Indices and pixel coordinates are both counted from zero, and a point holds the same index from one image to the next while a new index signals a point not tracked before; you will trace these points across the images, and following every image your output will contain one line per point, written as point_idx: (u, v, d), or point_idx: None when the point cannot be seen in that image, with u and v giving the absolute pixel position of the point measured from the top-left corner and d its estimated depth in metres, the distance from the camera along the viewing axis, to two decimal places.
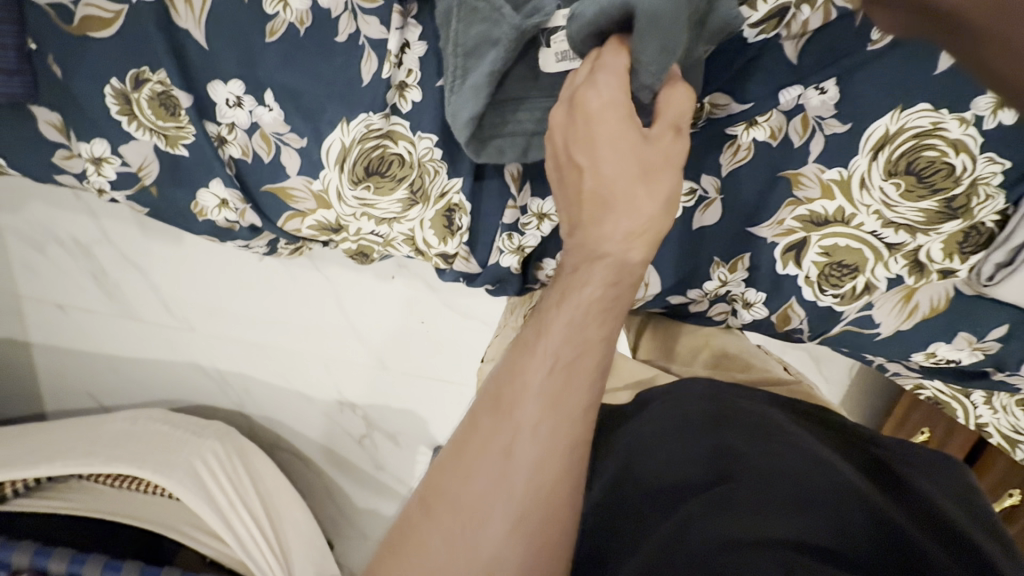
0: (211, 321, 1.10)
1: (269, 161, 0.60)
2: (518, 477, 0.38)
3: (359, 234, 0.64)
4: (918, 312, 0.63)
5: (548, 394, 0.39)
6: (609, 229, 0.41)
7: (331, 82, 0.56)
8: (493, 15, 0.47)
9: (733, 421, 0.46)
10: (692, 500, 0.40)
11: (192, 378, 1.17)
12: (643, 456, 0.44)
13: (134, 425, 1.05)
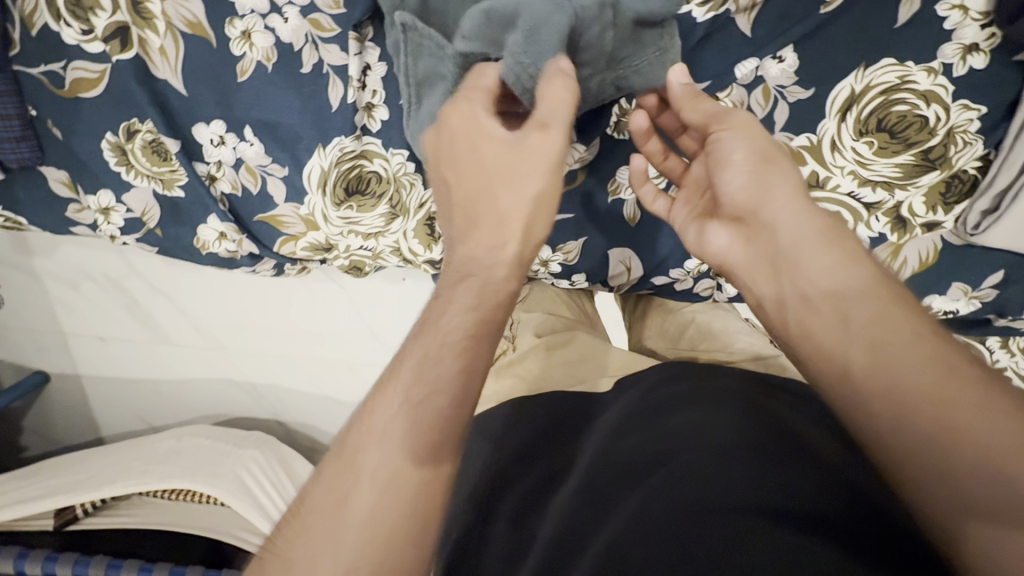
0: (238, 339, 1.16)
1: (257, 192, 0.64)
2: (349, 530, 0.34)
3: (349, 251, 0.67)
4: (907, 267, 0.62)
5: (398, 426, 0.36)
6: (476, 248, 0.42)
7: (303, 112, 0.59)
8: (435, 50, 0.49)
9: (705, 394, 0.48)
10: (662, 473, 0.42)
11: (230, 393, 1.25)
12: (620, 438, 0.47)
13: (180, 442, 1.14)
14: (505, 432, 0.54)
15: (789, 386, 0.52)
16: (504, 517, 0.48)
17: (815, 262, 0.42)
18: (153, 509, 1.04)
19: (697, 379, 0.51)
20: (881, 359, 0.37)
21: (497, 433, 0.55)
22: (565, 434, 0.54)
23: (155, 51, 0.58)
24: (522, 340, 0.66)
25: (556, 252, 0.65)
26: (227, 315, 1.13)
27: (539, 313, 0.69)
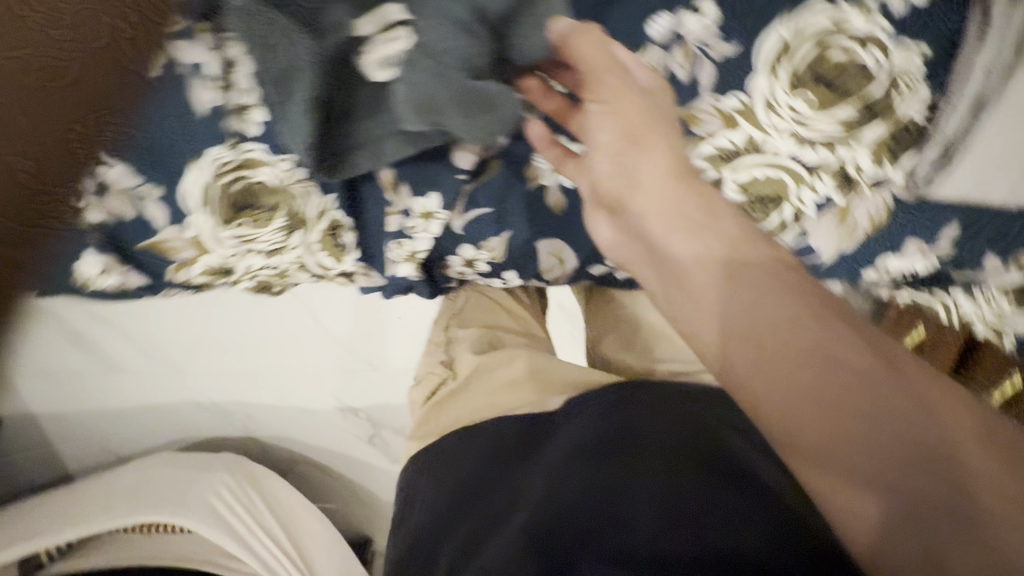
0: (187, 360, 1.04)
1: (134, 218, 0.56)
2: None
3: (251, 272, 0.60)
4: (859, 229, 0.58)
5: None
6: None
7: (166, 122, 0.51)
8: (284, 41, 0.42)
9: (657, 428, 0.47)
10: (624, 526, 0.40)
11: (194, 415, 1.17)
12: (581, 478, 0.44)
13: (138, 471, 1.03)
14: (445, 471, 0.50)
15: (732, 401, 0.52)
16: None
17: (679, 244, 0.42)
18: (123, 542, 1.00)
19: (644, 405, 0.49)
20: (805, 351, 0.34)
21: (441, 471, 0.51)
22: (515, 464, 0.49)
23: None
24: (460, 366, 0.61)
25: (481, 250, 0.58)
26: (161, 338, 0.99)
27: (474, 327, 0.64)
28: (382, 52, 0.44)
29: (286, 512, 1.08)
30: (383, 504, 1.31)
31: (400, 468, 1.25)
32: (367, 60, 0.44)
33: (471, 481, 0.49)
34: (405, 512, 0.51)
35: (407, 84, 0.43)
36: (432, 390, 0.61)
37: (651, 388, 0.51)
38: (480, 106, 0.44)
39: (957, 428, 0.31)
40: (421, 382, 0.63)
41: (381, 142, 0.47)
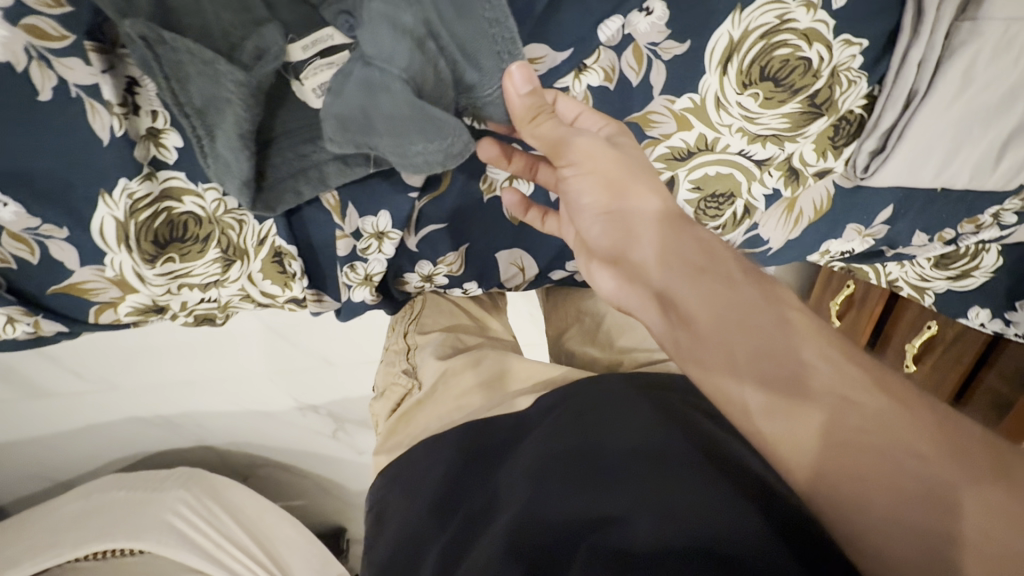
0: (128, 373, 0.96)
1: (39, 261, 0.49)
2: None
3: (188, 307, 0.55)
4: (804, 218, 0.60)
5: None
6: None
7: (62, 154, 0.44)
8: (208, 70, 0.38)
9: (632, 421, 0.44)
10: (593, 539, 0.37)
11: (140, 431, 1.08)
12: (549, 486, 0.40)
13: (87, 500, 0.96)
14: (417, 487, 0.46)
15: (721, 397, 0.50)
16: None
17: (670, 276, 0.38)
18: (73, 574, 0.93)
19: (627, 397, 0.47)
20: (771, 381, 0.34)
21: (416, 484, 0.46)
22: (485, 471, 0.45)
23: None
24: (427, 376, 0.55)
25: (438, 264, 0.56)
26: (95, 355, 0.91)
27: (437, 332, 0.59)
28: (320, 78, 0.42)
29: (254, 522, 1.04)
30: (353, 495, 1.29)
31: (368, 461, 1.23)
32: (304, 86, 0.42)
33: (444, 495, 0.44)
34: (381, 532, 0.46)
35: (335, 95, 0.40)
36: (394, 405, 0.56)
37: (634, 378, 0.50)
38: (421, 129, 0.40)
39: (953, 465, 0.30)
40: (384, 397, 0.57)
41: (328, 171, 0.46)
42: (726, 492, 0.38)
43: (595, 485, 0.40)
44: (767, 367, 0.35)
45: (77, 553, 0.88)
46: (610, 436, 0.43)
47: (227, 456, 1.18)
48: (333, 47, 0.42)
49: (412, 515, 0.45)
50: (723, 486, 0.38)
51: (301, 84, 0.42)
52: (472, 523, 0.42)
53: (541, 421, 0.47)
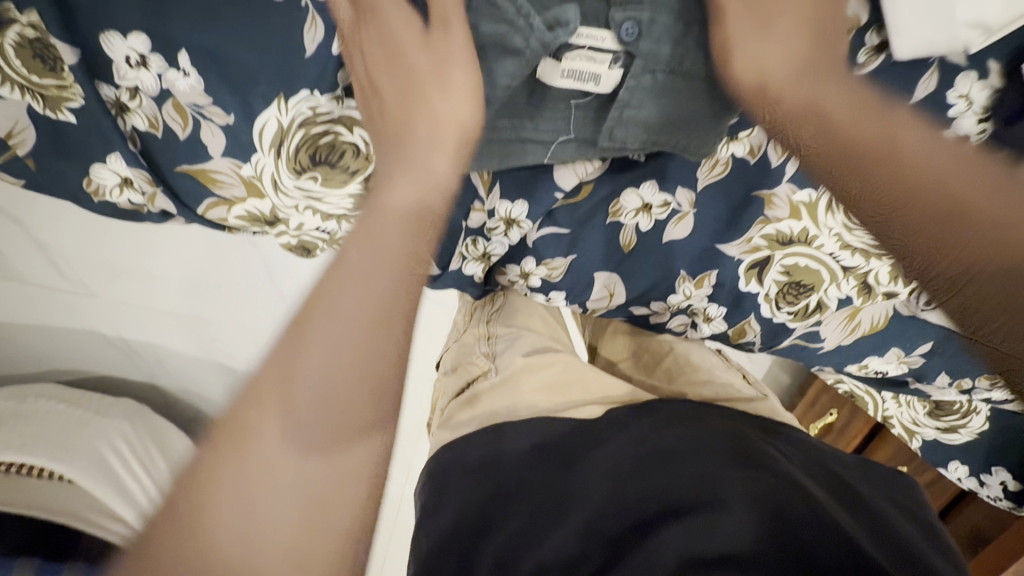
0: (114, 286, 0.96)
1: (186, 138, 0.49)
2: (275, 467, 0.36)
3: (300, 230, 0.57)
4: (859, 329, 0.66)
5: (340, 359, 0.37)
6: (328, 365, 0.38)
7: (266, 48, 0.46)
8: (517, 20, 0.44)
9: (702, 437, 0.49)
10: (677, 518, 0.41)
11: (92, 345, 1.06)
12: (624, 478, 0.45)
13: (20, 403, 0.91)
14: (494, 460, 0.49)
15: (777, 432, 0.55)
16: (482, 565, 0.42)
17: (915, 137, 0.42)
18: None
19: (698, 417, 0.53)
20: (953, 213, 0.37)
21: (481, 464, 0.49)
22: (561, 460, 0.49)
23: None
24: (503, 362, 0.60)
25: (540, 265, 0.59)
26: (94, 259, 0.90)
27: (519, 329, 0.64)
28: (574, 64, 0.47)
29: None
30: None
31: None
32: (558, 66, 0.47)
33: (519, 473, 0.48)
34: (439, 502, 0.48)
35: (635, 109, 0.49)
36: (465, 383, 0.60)
37: (708, 407, 0.56)
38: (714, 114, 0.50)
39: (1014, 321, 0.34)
40: (457, 373, 0.62)
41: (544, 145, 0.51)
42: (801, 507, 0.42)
43: (677, 477, 0.45)
44: (879, 171, 0.41)
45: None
46: (691, 439, 0.48)
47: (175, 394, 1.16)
48: (602, 46, 0.46)
49: (480, 493, 0.47)
50: (800, 502, 0.43)
51: (555, 61, 0.47)
52: (550, 504, 0.45)
53: (623, 430, 0.51)
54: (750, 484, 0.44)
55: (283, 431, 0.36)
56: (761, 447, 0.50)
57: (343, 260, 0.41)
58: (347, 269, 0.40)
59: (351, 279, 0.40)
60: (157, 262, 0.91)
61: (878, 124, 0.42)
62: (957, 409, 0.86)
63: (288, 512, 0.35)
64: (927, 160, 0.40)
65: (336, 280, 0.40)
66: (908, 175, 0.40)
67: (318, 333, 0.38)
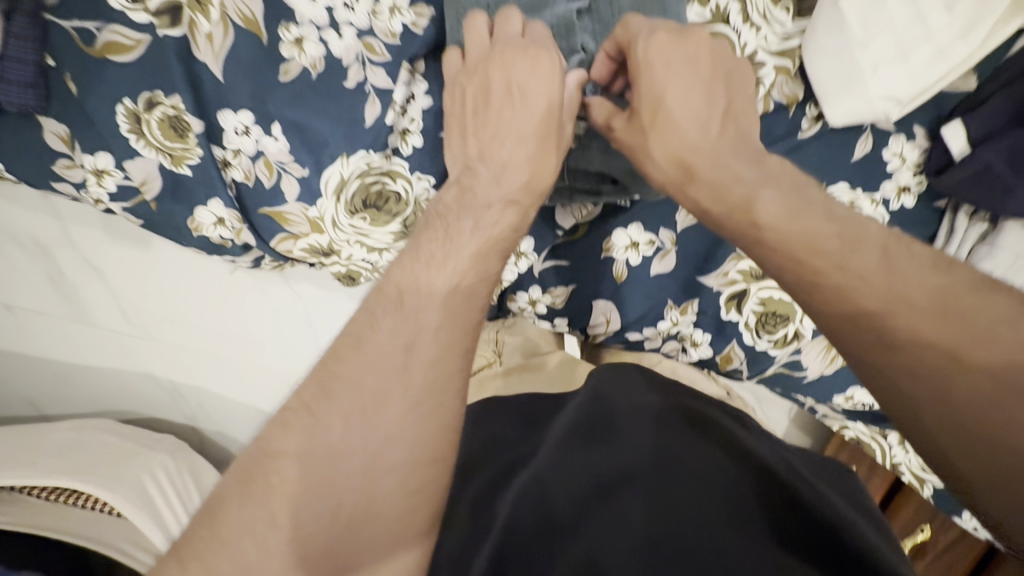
0: (170, 332, 1.08)
1: (269, 186, 0.64)
2: (374, 438, 0.44)
3: (349, 259, 0.70)
4: (838, 359, 0.71)
5: (422, 392, 0.46)
6: (424, 346, 0.47)
7: (336, 119, 0.61)
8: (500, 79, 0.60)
9: (667, 417, 0.57)
10: (638, 484, 0.50)
11: (144, 387, 1.18)
12: (598, 450, 0.54)
13: (79, 434, 1.04)
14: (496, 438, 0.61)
15: (741, 418, 0.63)
16: (469, 501, 0.55)
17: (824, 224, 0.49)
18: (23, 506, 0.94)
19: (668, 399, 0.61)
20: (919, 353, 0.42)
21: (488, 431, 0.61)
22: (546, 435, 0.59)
23: (201, 35, 0.58)
24: (509, 358, 0.73)
25: (546, 294, 0.70)
26: (159, 305, 1.04)
27: (522, 337, 0.76)
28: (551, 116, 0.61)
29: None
30: None
31: None
32: None
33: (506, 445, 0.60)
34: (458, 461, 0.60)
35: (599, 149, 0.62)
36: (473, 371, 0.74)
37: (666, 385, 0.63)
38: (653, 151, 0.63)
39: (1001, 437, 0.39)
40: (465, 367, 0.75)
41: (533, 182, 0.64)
42: (743, 474, 0.52)
43: (641, 448, 0.54)
44: (884, 355, 0.43)
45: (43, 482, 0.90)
46: (658, 417, 0.57)
47: (207, 442, 1.27)
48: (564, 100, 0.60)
49: (473, 444, 0.61)
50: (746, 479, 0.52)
51: None
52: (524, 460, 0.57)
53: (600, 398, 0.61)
54: (698, 455, 0.53)
55: (351, 428, 0.44)
56: (722, 425, 0.58)
57: (423, 290, 0.49)
58: (434, 302, 0.49)
59: (434, 310, 0.48)
60: (207, 308, 1.03)
61: (806, 224, 0.49)
62: None
63: (387, 491, 0.44)
64: (839, 249, 0.47)
65: (421, 307, 0.48)
66: (887, 343, 0.43)
67: (423, 351, 0.47)
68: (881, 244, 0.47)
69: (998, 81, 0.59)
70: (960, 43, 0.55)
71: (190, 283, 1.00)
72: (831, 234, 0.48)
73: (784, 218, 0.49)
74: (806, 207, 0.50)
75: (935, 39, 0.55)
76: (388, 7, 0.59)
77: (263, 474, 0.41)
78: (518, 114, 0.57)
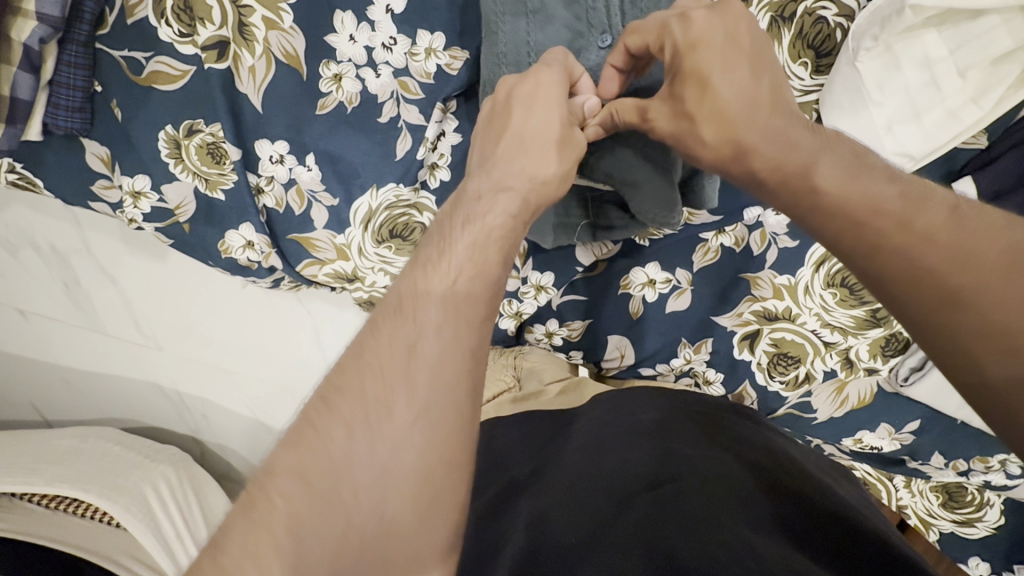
0: (180, 342, 1.09)
1: (300, 213, 0.67)
2: (377, 450, 0.37)
3: (372, 285, 0.73)
4: (848, 403, 0.72)
5: (431, 393, 0.39)
6: (425, 346, 0.40)
7: (368, 150, 0.64)
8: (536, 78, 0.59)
9: (670, 432, 0.56)
10: (650, 495, 0.47)
11: (150, 396, 1.18)
12: (605, 458, 0.53)
13: (83, 442, 1.04)
14: (501, 461, 0.59)
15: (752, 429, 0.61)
16: (473, 516, 0.52)
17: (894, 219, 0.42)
18: (24, 514, 0.93)
19: (673, 416, 0.60)
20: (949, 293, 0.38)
21: (493, 458, 0.59)
22: (547, 447, 0.59)
23: (244, 68, 0.60)
24: (528, 384, 0.71)
25: (563, 326, 0.74)
26: (172, 316, 1.05)
27: (542, 363, 0.74)
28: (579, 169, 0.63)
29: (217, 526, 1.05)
30: None
31: None
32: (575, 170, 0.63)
33: (507, 459, 0.59)
34: None
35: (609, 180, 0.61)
36: (492, 395, 0.71)
37: (695, 415, 0.61)
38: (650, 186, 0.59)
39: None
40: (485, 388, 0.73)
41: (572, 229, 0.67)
42: (791, 511, 0.47)
43: (645, 455, 0.52)
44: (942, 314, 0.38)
45: (45, 490, 0.90)
46: (661, 429, 0.56)
47: (209, 455, 1.26)
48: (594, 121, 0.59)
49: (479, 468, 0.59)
50: (763, 489, 0.49)
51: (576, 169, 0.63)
52: (522, 479, 0.55)
53: (592, 412, 0.62)
54: (709, 462, 0.51)
55: (355, 443, 0.37)
56: (734, 438, 0.57)
57: (424, 287, 0.42)
58: (439, 297, 0.41)
59: (436, 303, 0.41)
60: (219, 320, 1.05)
61: (868, 186, 0.43)
62: (971, 501, 0.82)
63: (395, 506, 0.37)
64: (906, 207, 0.41)
65: (423, 303, 0.41)
66: (954, 302, 0.38)
67: (432, 354, 0.39)
68: (947, 209, 0.41)
69: (1009, 141, 0.61)
70: (971, 106, 0.57)
71: (203, 294, 1.01)
72: (892, 196, 0.42)
73: (844, 194, 0.42)
74: (857, 205, 0.42)
75: (948, 101, 0.57)
76: (425, 49, 0.61)
77: (266, 501, 0.35)
78: (518, 123, 0.50)
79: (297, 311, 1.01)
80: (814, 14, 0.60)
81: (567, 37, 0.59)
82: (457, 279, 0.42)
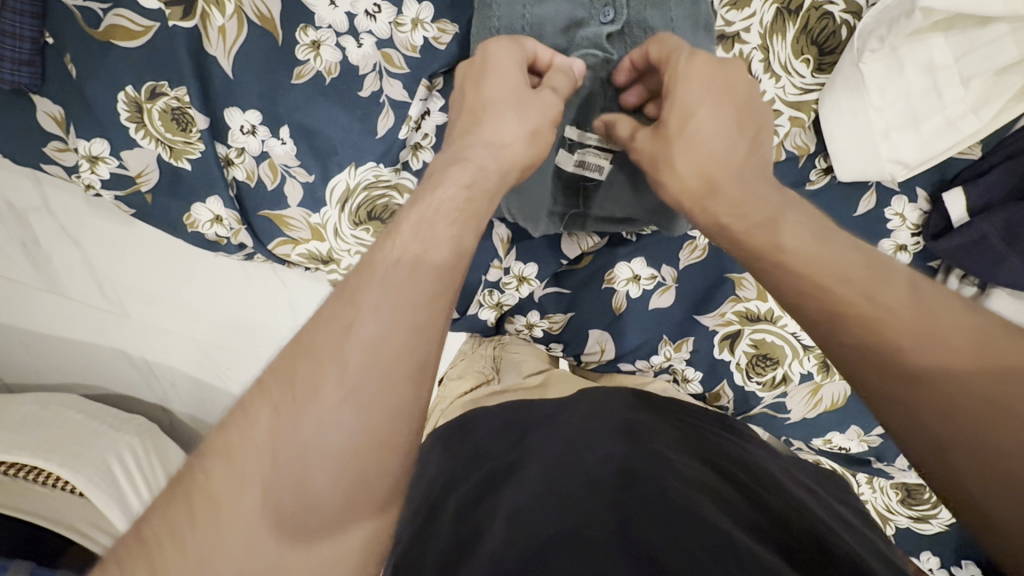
0: (148, 311, 1.05)
1: (272, 188, 0.63)
2: (307, 435, 0.33)
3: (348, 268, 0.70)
4: (822, 405, 0.72)
5: (368, 373, 0.35)
6: (365, 325, 0.36)
7: (347, 126, 0.60)
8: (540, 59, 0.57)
9: (647, 434, 0.55)
10: (630, 498, 0.45)
11: (117, 364, 1.14)
12: (581, 458, 0.51)
13: (42, 409, 0.99)
14: (481, 454, 0.57)
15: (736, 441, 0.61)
16: (449, 513, 0.51)
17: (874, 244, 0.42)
18: None
19: (654, 419, 0.59)
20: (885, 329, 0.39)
21: (470, 449, 0.58)
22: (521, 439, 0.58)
23: (213, 28, 0.55)
24: (506, 376, 0.70)
25: (544, 318, 0.73)
26: (139, 285, 1.01)
27: (522, 355, 0.73)
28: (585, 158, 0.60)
29: None
30: None
31: None
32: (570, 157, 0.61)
33: (483, 449, 0.58)
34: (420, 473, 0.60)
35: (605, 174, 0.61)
36: (471, 386, 0.70)
37: (679, 423, 0.61)
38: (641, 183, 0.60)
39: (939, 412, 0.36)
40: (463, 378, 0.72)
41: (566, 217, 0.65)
42: (775, 527, 0.46)
43: (622, 457, 0.51)
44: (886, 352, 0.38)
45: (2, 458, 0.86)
46: (638, 430, 0.55)
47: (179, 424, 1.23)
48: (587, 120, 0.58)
49: (455, 460, 0.58)
50: (750, 510, 0.47)
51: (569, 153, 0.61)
52: (499, 470, 0.54)
53: (570, 408, 0.61)
54: (694, 475, 0.50)
55: (282, 427, 0.33)
56: (718, 450, 0.57)
57: (366, 273, 0.39)
58: (380, 275, 0.39)
59: (373, 283, 0.38)
60: (189, 290, 1.00)
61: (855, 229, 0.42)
62: (928, 498, 0.85)
63: (323, 501, 0.33)
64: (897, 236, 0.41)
65: (362, 284, 0.38)
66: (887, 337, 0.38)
67: (370, 335, 0.36)
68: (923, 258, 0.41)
69: (1001, 153, 0.60)
70: (970, 116, 0.56)
71: (173, 263, 0.97)
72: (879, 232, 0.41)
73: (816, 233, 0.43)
74: (833, 234, 0.44)
75: (948, 110, 0.56)
76: (411, 20, 0.57)
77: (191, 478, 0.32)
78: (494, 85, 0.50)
79: (271, 285, 0.97)
80: (821, 9, 0.57)
81: (563, 15, 0.56)
82: (404, 259, 0.40)
